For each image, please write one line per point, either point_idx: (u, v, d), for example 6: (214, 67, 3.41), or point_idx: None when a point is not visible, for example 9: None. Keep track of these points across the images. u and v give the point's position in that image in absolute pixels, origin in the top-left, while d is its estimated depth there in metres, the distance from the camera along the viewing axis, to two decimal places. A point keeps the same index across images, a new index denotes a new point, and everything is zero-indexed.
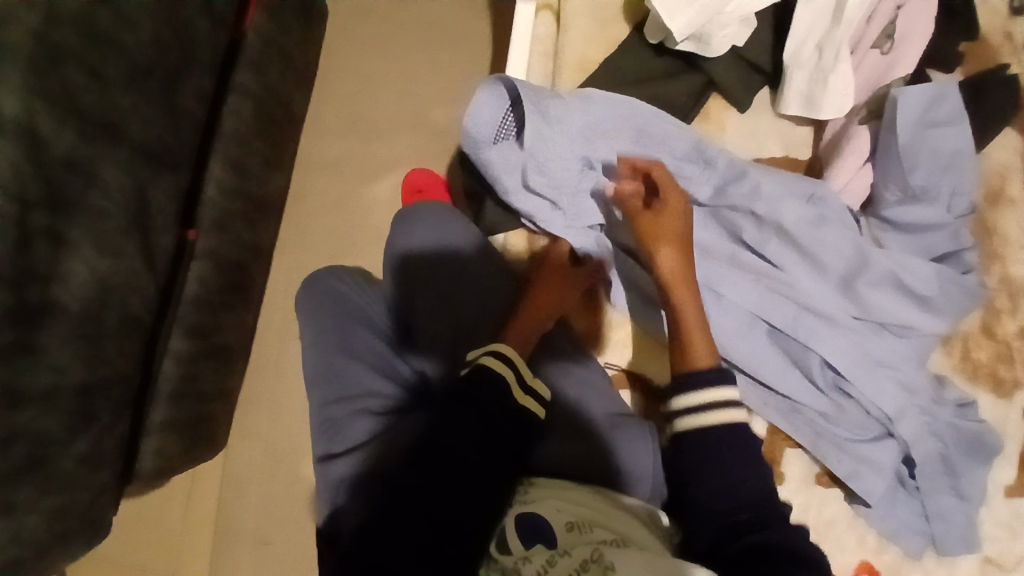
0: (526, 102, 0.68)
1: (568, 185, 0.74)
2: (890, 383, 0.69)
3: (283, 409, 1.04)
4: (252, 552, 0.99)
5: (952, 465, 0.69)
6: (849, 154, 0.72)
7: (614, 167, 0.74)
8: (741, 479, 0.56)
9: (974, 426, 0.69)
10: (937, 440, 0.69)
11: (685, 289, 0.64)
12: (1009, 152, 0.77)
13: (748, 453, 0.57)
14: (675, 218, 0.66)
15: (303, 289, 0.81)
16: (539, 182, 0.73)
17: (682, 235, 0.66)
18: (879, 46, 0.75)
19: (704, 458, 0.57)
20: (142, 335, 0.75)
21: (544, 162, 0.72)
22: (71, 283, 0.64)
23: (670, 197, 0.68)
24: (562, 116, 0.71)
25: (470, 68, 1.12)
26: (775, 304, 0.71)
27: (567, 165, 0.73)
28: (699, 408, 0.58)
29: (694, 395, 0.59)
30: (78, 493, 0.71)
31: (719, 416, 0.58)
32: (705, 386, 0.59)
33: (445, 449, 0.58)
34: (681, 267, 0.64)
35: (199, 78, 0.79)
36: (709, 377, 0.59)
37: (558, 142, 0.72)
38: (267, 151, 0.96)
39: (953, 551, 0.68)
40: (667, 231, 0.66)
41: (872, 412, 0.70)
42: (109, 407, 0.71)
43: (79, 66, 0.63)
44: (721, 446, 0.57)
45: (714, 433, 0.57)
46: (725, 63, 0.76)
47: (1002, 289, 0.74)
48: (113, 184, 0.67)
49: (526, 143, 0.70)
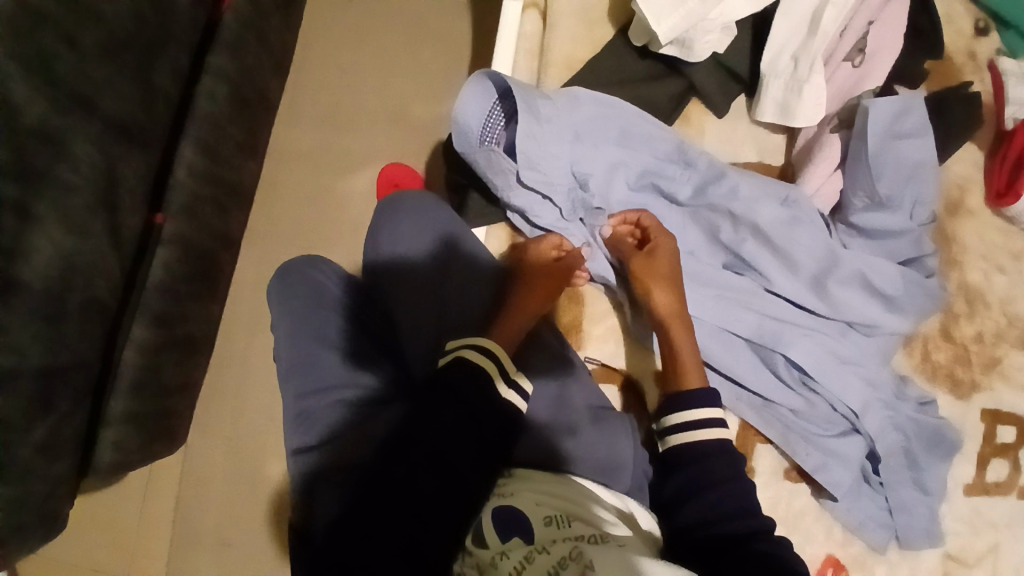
0: (519, 97, 0.69)
1: (560, 182, 0.74)
2: (855, 379, 0.71)
3: (248, 405, 1.01)
4: (212, 553, 0.96)
5: (915, 458, 0.72)
6: (820, 160, 0.75)
7: (598, 166, 0.76)
8: (727, 488, 0.58)
9: (935, 421, 0.72)
10: (898, 434, 0.72)
11: (680, 324, 0.67)
12: (966, 166, 0.82)
13: (737, 469, 0.60)
14: (668, 263, 0.70)
15: (278, 277, 0.79)
16: (532, 178, 0.73)
17: (675, 276, 0.70)
18: (850, 59, 0.78)
19: (693, 471, 0.60)
20: (105, 319, 0.72)
21: (535, 157, 0.72)
22: (34, 261, 0.61)
23: (660, 243, 0.71)
24: (552, 113, 0.72)
25: (451, 65, 1.13)
26: (743, 308, 0.73)
27: (557, 161, 0.74)
28: (692, 424, 0.62)
29: (686, 413, 0.63)
30: (34, 483, 0.67)
31: (710, 434, 0.62)
32: (698, 404, 0.63)
33: (422, 445, 0.57)
34: (676, 305, 0.68)
35: (175, 56, 0.77)
36: (702, 395, 0.64)
37: (548, 139, 0.73)
38: (240, 137, 0.94)
39: (915, 543, 0.71)
40: (662, 273, 0.69)
41: (838, 407, 0.72)
42: (68, 394, 0.68)
43: (56, 33, 0.61)
44: (710, 459, 0.60)
45: (704, 446, 0.61)
46: (704, 69, 0.78)
47: (960, 294, 0.78)
48: (83, 158, 0.64)
49: (519, 142, 0.71)
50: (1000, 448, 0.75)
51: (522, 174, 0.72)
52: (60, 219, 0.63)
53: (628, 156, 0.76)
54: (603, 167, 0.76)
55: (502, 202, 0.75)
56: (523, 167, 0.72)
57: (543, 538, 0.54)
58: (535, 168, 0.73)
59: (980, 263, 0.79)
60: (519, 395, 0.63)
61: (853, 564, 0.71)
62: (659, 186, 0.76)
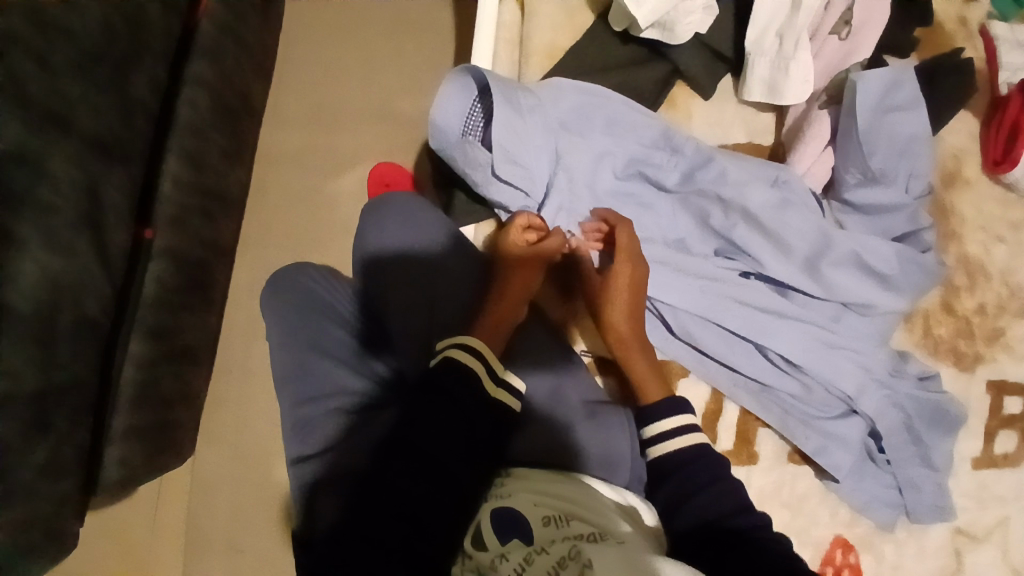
0: (495, 92, 0.68)
1: (541, 174, 0.73)
2: (847, 363, 0.70)
3: (252, 411, 1.02)
4: (225, 560, 0.97)
5: (920, 436, 0.71)
6: (810, 139, 0.74)
7: (583, 158, 0.74)
8: (717, 489, 0.59)
9: (935, 398, 0.71)
10: (900, 412, 0.71)
11: (634, 348, 0.68)
12: (962, 136, 0.80)
13: (720, 471, 0.61)
14: (625, 286, 0.67)
15: (269, 286, 0.79)
16: (511, 171, 0.71)
17: (637, 293, 0.68)
18: (837, 32, 0.76)
19: (679, 479, 0.61)
20: (99, 339, 0.72)
21: (515, 151, 0.71)
22: (21, 283, 0.61)
23: (618, 270, 0.68)
24: (532, 107, 0.71)
25: (435, 59, 1.12)
26: (730, 302, 0.72)
27: (540, 152, 0.72)
28: (665, 434, 0.63)
29: (661, 423, 0.64)
30: (38, 505, 0.68)
31: (685, 442, 0.63)
32: (667, 415, 0.64)
33: (416, 448, 0.57)
34: (631, 330, 0.68)
35: (152, 68, 0.76)
36: (671, 404, 0.64)
37: (529, 131, 0.71)
38: (226, 144, 0.93)
39: (925, 519, 0.70)
40: (618, 301, 0.68)
41: (834, 390, 0.71)
42: (66, 414, 0.68)
43: (26, 55, 0.61)
44: (692, 466, 0.61)
45: (679, 455, 0.62)
46: (689, 53, 0.76)
47: (960, 267, 0.77)
48: (63, 179, 0.64)
49: (496, 137, 0.69)
50: (1007, 420, 0.74)
51: (497, 167, 0.70)
52: (44, 241, 0.63)
53: (613, 146, 0.75)
54: (589, 158, 0.74)
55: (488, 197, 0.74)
56: (499, 160, 0.70)
57: (541, 538, 0.54)
58: (516, 163, 0.71)
59: (979, 233, 0.78)
60: (509, 393, 0.63)
61: (861, 544, 0.70)
62: (647, 174, 0.75)
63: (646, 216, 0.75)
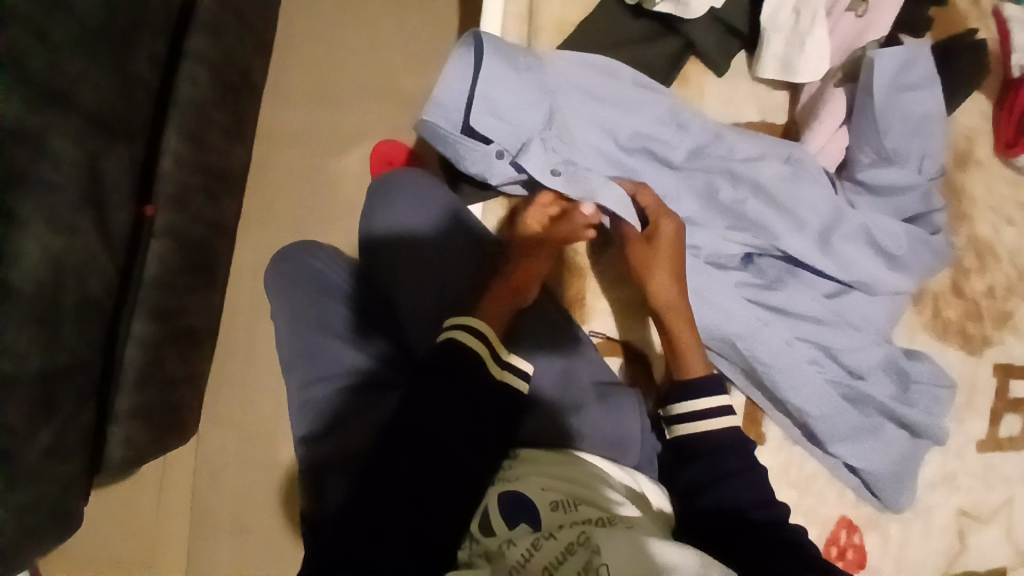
0: (489, 46, 0.67)
1: (529, 131, 0.69)
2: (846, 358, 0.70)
3: (256, 392, 1.01)
4: (231, 540, 0.97)
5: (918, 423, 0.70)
6: (825, 117, 0.73)
7: (578, 120, 0.72)
8: (748, 479, 0.58)
9: (938, 391, 0.71)
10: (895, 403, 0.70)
11: (686, 326, 0.65)
12: (975, 116, 0.79)
13: (749, 458, 0.60)
14: (670, 254, 0.66)
15: (275, 266, 0.79)
16: (492, 125, 0.68)
17: (677, 262, 0.66)
18: (853, 9, 0.74)
19: (708, 463, 0.59)
20: (102, 318, 0.70)
21: (498, 103, 0.68)
22: (24, 262, 0.60)
23: (663, 228, 0.66)
24: (530, 64, 0.69)
25: (438, 36, 1.10)
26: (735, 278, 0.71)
27: (527, 109, 0.69)
28: (703, 413, 0.61)
29: (694, 402, 0.61)
30: (45, 486, 0.67)
31: (720, 425, 0.61)
32: (708, 394, 0.61)
33: (420, 431, 0.56)
34: (679, 306, 0.65)
35: (153, 41, 0.74)
36: (707, 383, 0.62)
37: (519, 88, 0.68)
38: (227, 121, 0.92)
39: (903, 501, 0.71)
40: (659, 267, 0.65)
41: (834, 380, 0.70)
42: (71, 395, 0.67)
43: (24, 29, 0.59)
44: (721, 452, 0.60)
45: (712, 437, 0.60)
46: (704, 26, 0.75)
47: (970, 248, 0.76)
48: (64, 155, 0.63)
49: (482, 82, 0.67)
50: (1013, 402, 0.75)
51: (476, 117, 0.67)
52: (45, 219, 0.62)
53: (620, 120, 0.72)
54: (580, 129, 0.72)
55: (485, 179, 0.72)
56: (481, 108, 0.67)
57: (550, 523, 0.54)
58: (499, 117, 0.68)
59: (990, 216, 0.77)
60: (518, 377, 0.62)
61: (866, 524, 0.71)
62: (653, 150, 0.72)
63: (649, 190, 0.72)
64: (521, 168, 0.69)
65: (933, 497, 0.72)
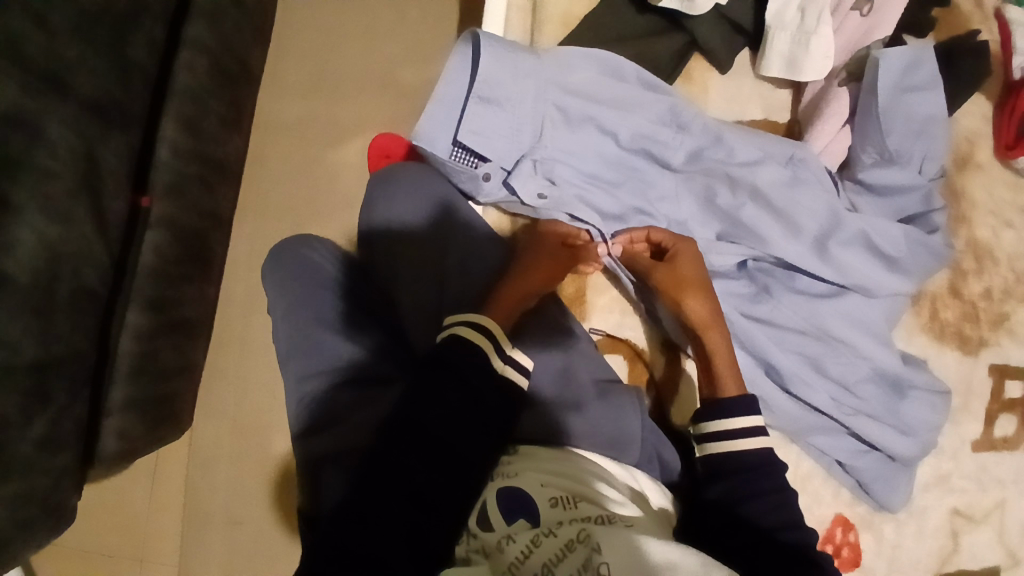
0: (488, 53, 0.66)
1: (522, 144, 0.70)
2: (833, 366, 0.70)
3: (250, 384, 1.00)
4: (224, 532, 0.96)
5: (908, 426, 0.71)
6: (829, 117, 0.73)
7: (575, 127, 0.72)
8: (775, 499, 0.56)
9: (932, 397, 0.72)
10: (883, 408, 0.70)
11: (717, 332, 0.64)
12: (975, 119, 0.80)
13: (780, 481, 0.57)
14: (692, 273, 0.66)
15: (272, 257, 0.78)
16: (485, 138, 0.69)
17: (703, 281, 0.66)
18: (858, 8, 0.74)
19: (737, 480, 0.57)
20: (97, 309, 0.70)
21: (493, 115, 0.68)
22: (19, 250, 0.59)
23: (681, 250, 0.68)
24: (531, 70, 0.69)
25: (439, 26, 1.09)
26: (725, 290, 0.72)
27: (523, 118, 0.70)
28: (733, 434, 0.59)
29: (726, 422, 0.59)
30: (40, 477, 0.67)
31: (751, 444, 0.58)
32: (739, 413, 0.59)
33: (419, 427, 0.56)
34: (711, 311, 0.65)
35: (151, 28, 0.72)
36: (739, 402, 0.60)
37: (517, 96, 0.69)
38: (224, 109, 0.90)
39: (893, 503, 0.71)
40: (688, 282, 0.66)
41: (827, 388, 0.70)
42: (64, 387, 0.66)
43: (23, 13, 0.58)
44: (753, 473, 0.57)
45: (747, 457, 0.58)
46: (707, 23, 0.74)
47: (968, 251, 0.77)
48: (61, 143, 0.62)
49: (478, 93, 0.67)
50: (1007, 404, 0.75)
51: (466, 129, 0.68)
52: (41, 208, 0.61)
53: (620, 121, 0.71)
54: (577, 134, 0.72)
55: (476, 197, 0.74)
56: (476, 120, 0.68)
57: (549, 520, 0.53)
58: (495, 129, 0.69)
59: (989, 219, 0.78)
60: (517, 372, 0.61)
61: (861, 523, 0.71)
62: (652, 152, 0.73)
63: (647, 194, 0.74)
64: (513, 190, 0.71)
65: (927, 497, 0.73)
